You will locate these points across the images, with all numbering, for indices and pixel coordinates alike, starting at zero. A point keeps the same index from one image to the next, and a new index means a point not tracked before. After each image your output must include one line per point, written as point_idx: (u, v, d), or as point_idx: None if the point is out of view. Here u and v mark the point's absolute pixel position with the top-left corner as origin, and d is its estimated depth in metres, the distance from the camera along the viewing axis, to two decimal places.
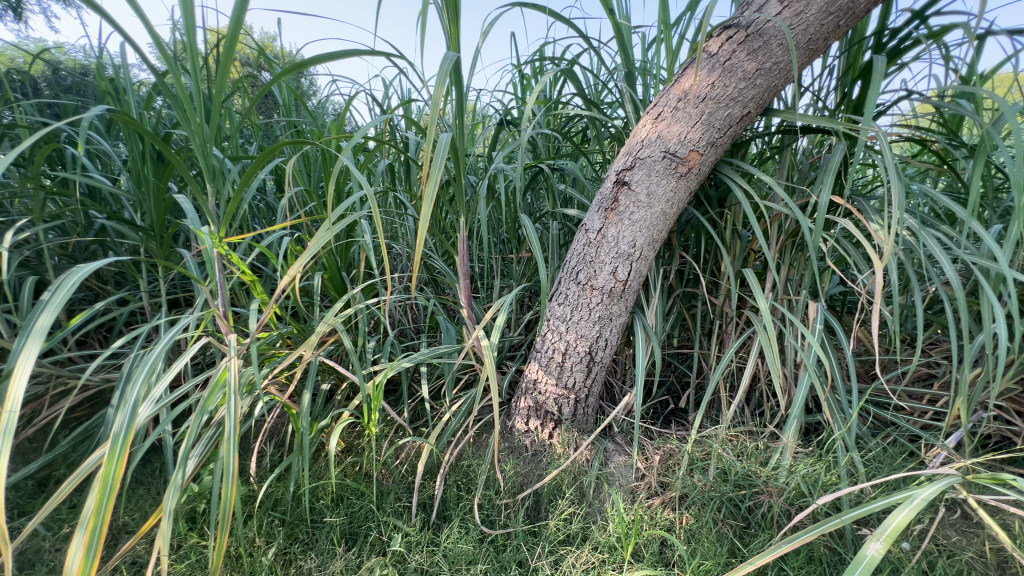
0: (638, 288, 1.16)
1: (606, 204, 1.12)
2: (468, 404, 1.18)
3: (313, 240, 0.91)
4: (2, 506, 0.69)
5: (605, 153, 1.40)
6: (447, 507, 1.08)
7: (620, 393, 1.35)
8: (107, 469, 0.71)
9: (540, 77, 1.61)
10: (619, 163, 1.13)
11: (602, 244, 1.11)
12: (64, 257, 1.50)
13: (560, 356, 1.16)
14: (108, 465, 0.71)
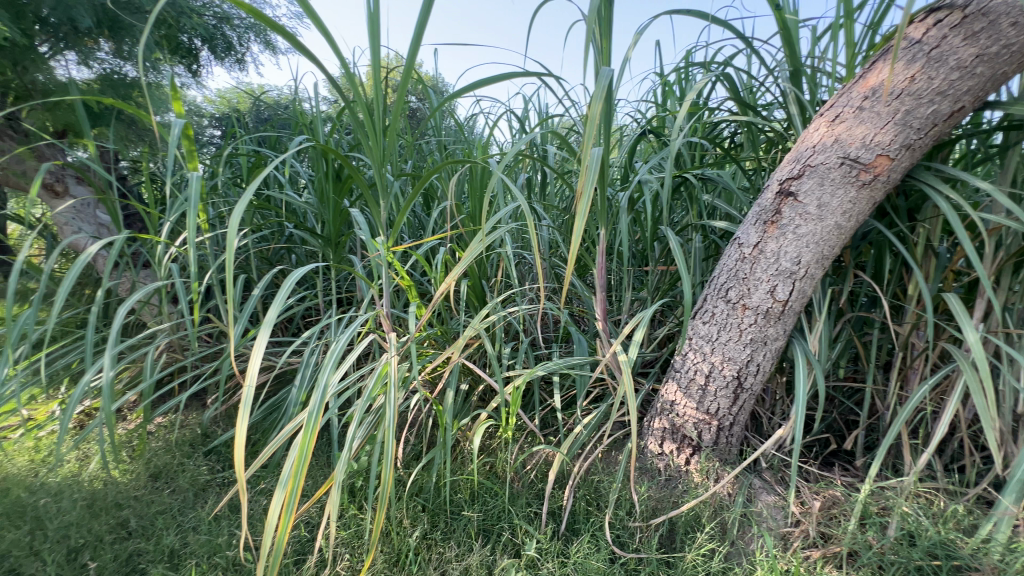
0: (799, 310, 1.04)
1: (765, 217, 1.03)
2: (598, 418, 1.17)
3: (467, 250, 0.98)
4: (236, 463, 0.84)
5: (762, 161, 1.28)
6: (577, 521, 1.08)
7: (768, 425, 1.22)
8: (303, 440, 0.85)
9: (686, 84, 1.55)
10: (784, 171, 1.02)
11: (758, 259, 1.02)
12: (264, 260, 1.83)
13: (703, 378, 1.09)
14: (304, 437, 0.85)
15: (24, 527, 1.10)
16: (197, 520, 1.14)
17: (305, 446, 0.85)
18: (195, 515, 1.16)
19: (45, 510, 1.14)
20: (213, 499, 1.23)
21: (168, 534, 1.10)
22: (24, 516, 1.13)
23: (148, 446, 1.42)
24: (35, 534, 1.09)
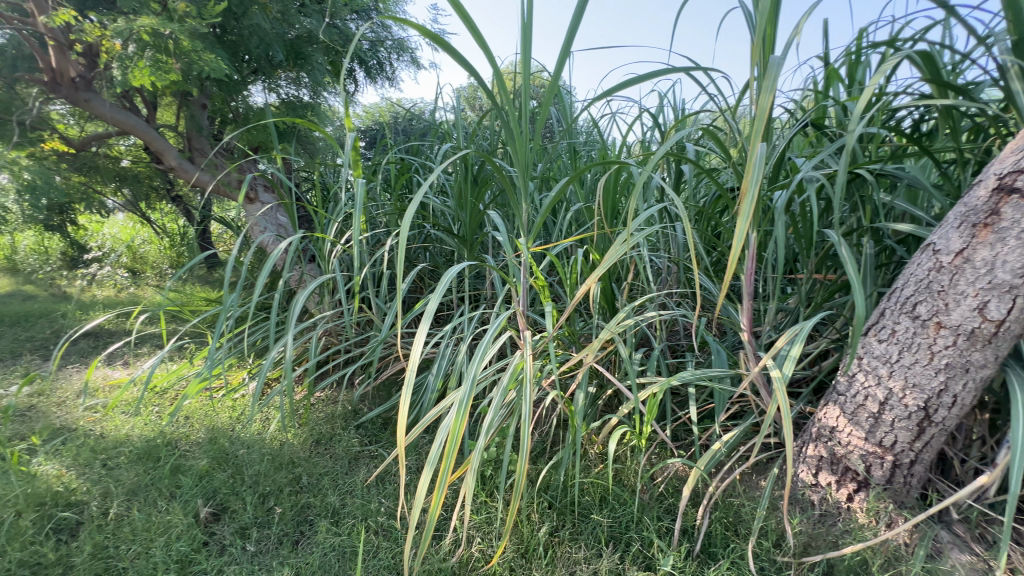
0: (1020, 333, 0.85)
1: (975, 219, 0.85)
2: (739, 436, 1.08)
3: (608, 253, 0.97)
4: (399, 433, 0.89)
5: (967, 152, 1.07)
6: (713, 544, 1.01)
7: (962, 470, 1.03)
8: (456, 424, 0.89)
9: (859, 66, 1.35)
10: (1004, 163, 0.84)
11: (961, 270, 0.86)
12: (407, 258, 2.02)
13: (876, 405, 0.95)
14: (457, 422, 0.89)
15: (227, 471, 1.34)
16: (353, 484, 1.29)
17: (456, 435, 0.89)
18: (352, 480, 1.31)
19: (242, 460, 1.38)
20: (365, 468, 1.37)
21: (331, 494, 1.25)
22: (227, 463, 1.38)
23: (310, 417, 1.65)
24: (235, 476, 1.32)
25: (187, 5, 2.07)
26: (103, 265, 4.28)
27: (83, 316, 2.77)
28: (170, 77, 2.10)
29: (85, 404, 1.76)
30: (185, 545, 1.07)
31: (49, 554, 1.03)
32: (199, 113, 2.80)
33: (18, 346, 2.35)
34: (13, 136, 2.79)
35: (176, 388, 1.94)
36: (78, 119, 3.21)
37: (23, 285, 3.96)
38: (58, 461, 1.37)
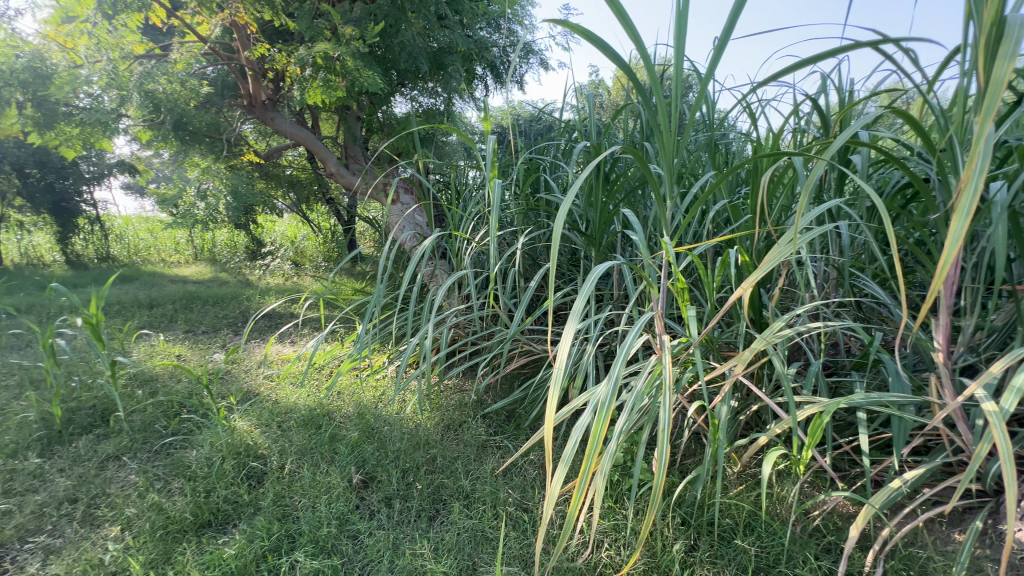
0: None
1: None
2: (925, 476, 0.91)
3: (771, 254, 0.88)
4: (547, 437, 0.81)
5: None
6: None
7: None
8: (598, 426, 0.85)
9: None
10: None
11: None
12: (534, 257, 2.07)
13: None
14: (599, 424, 0.85)
15: (373, 444, 1.49)
16: (483, 470, 1.36)
17: (597, 438, 0.84)
18: (481, 467, 1.37)
19: (385, 436, 1.53)
20: (493, 458, 1.44)
21: (464, 477, 1.33)
22: (372, 437, 1.54)
23: (441, 402, 1.77)
24: (380, 450, 1.46)
25: (353, 29, 2.36)
26: (274, 257, 5.08)
27: (262, 299, 3.31)
28: (337, 93, 2.41)
29: (264, 374, 2.10)
30: (342, 505, 1.22)
31: (244, 495, 1.24)
32: (355, 125, 3.19)
33: (218, 322, 2.89)
34: (220, 151, 3.44)
35: (331, 366, 2.22)
36: (263, 135, 3.84)
37: (219, 272, 4.87)
38: (249, 419, 1.65)
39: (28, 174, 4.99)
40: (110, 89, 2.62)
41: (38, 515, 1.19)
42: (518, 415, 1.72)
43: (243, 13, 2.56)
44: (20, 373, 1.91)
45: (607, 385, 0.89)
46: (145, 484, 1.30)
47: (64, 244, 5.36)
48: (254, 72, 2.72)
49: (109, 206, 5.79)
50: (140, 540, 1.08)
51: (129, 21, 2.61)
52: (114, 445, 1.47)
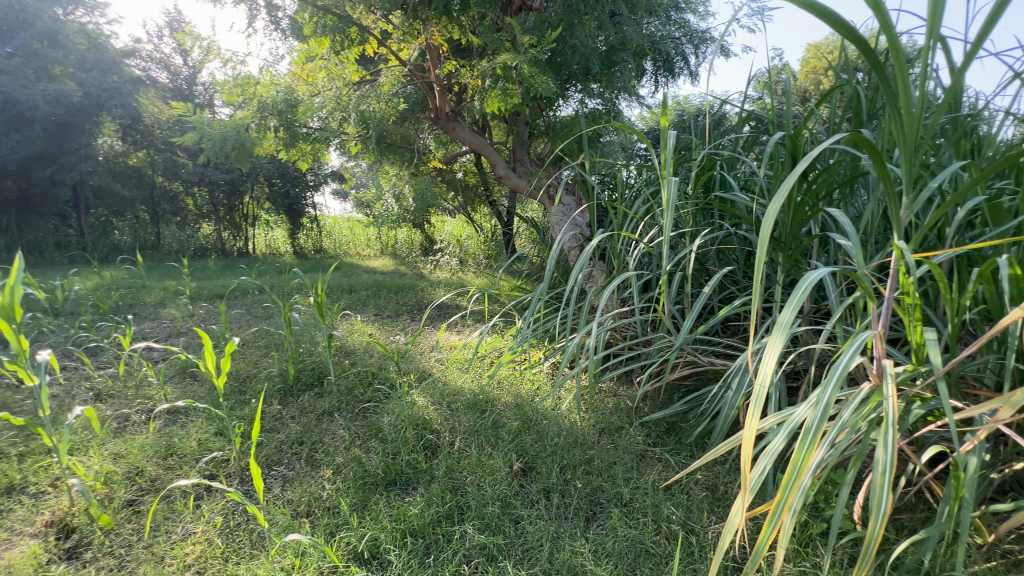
0: None
1: None
2: None
3: None
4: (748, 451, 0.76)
5: None
6: None
7: None
8: (798, 455, 0.73)
9: None
10: None
11: None
12: (706, 262, 1.94)
13: None
14: (800, 453, 0.73)
15: (532, 436, 1.55)
16: (644, 481, 1.33)
17: (797, 465, 0.74)
18: (642, 477, 1.34)
19: (543, 429, 1.57)
20: (654, 470, 1.39)
21: (623, 485, 1.31)
22: (531, 428, 1.60)
23: (596, 405, 1.75)
24: (539, 442, 1.51)
25: (531, 37, 2.48)
26: (443, 254, 5.64)
27: (435, 291, 3.70)
28: (513, 100, 2.56)
29: (436, 357, 2.33)
30: (505, 488, 1.29)
31: (422, 463, 1.39)
32: (523, 129, 3.37)
33: (400, 308, 3.32)
34: (409, 159, 3.93)
35: (491, 357, 2.36)
36: (442, 144, 4.29)
37: (399, 265, 5.59)
38: (427, 395, 1.86)
39: (273, 183, 6.37)
40: (334, 111, 3.19)
41: (279, 449, 1.50)
42: (679, 428, 1.63)
43: (437, 36, 2.90)
44: (267, 337, 2.44)
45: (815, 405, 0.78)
46: (349, 438, 1.54)
47: (292, 238, 6.72)
48: (442, 86, 3.04)
49: (324, 208, 7.08)
50: (347, 484, 1.29)
51: (352, 53, 3.14)
52: (327, 403, 1.78)
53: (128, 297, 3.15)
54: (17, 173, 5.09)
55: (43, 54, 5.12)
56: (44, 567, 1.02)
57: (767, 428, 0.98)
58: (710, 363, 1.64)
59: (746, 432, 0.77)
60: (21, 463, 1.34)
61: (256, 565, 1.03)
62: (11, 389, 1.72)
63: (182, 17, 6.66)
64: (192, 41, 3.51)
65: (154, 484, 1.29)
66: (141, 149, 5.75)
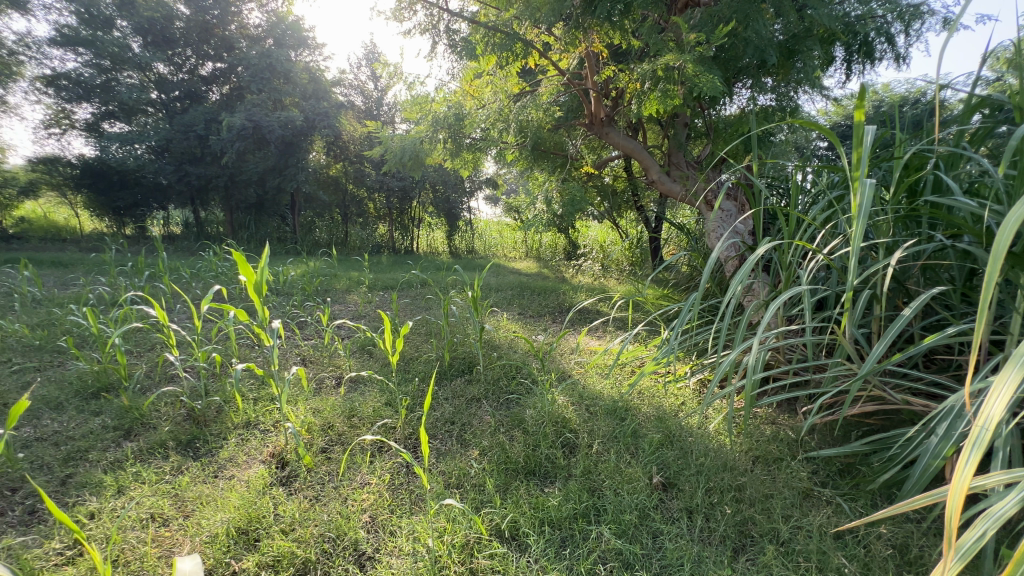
0: None
1: None
2: None
3: None
4: (956, 512, 0.61)
5: None
6: None
7: None
8: None
9: None
10: None
11: None
12: (907, 282, 1.62)
13: None
14: None
15: (674, 451, 1.48)
16: (807, 522, 1.18)
17: None
18: (806, 518, 1.19)
19: (687, 446, 1.49)
20: (821, 513, 1.22)
21: (781, 522, 1.18)
22: (674, 443, 1.53)
23: (749, 430, 1.60)
24: (682, 459, 1.44)
25: (698, 34, 2.36)
26: (585, 259, 5.67)
27: (576, 295, 3.74)
28: (673, 101, 2.46)
29: (576, 359, 2.36)
30: (644, 499, 1.26)
31: (560, 459, 1.43)
32: (681, 130, 3.22)
33: (543, 309, 3.43)
34: (560, 165, 4.04)
35: (633, 365, 2.31)
36: (593, 149, 4.31)
37: (542, 268, 5.77)
38: (568, 394, 1.90)
39: (437, 189, 7.11)
40: (495, 122, 3.44)
41: (435, 425, 1.68)
42: (856, 471, 1.40)
43: (597, 42, 2.93)
44: (427, 325, 2.74)
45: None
46: (494, 425, 1.66)
47: (449, 239, 7.40)
48: (598, 92, 3.06)
49: (477, 212, 7.67)
50: (492, 466, 1.39)
51: (515, 67, 3.34)
52: (476, 389, 1.93)
53: (324, 284, 3.81)
54: (257, 182, 6.53)
55: (280, 89, 6.50)
56: (269, 487, 1.30)
57: (991, 486, 0.77)
58: (905, 401, 1.38)
59: (955, 487, 0.63)
60: (257, 405, 1.73)
61: (416, 521, 1.17)
62: (250, 348, 2.22)
63: (375, 49, 7.83)
64: (383, 68, 4.11)
65: (341, 438, 1.56)
66: (339, 161, 6.90)
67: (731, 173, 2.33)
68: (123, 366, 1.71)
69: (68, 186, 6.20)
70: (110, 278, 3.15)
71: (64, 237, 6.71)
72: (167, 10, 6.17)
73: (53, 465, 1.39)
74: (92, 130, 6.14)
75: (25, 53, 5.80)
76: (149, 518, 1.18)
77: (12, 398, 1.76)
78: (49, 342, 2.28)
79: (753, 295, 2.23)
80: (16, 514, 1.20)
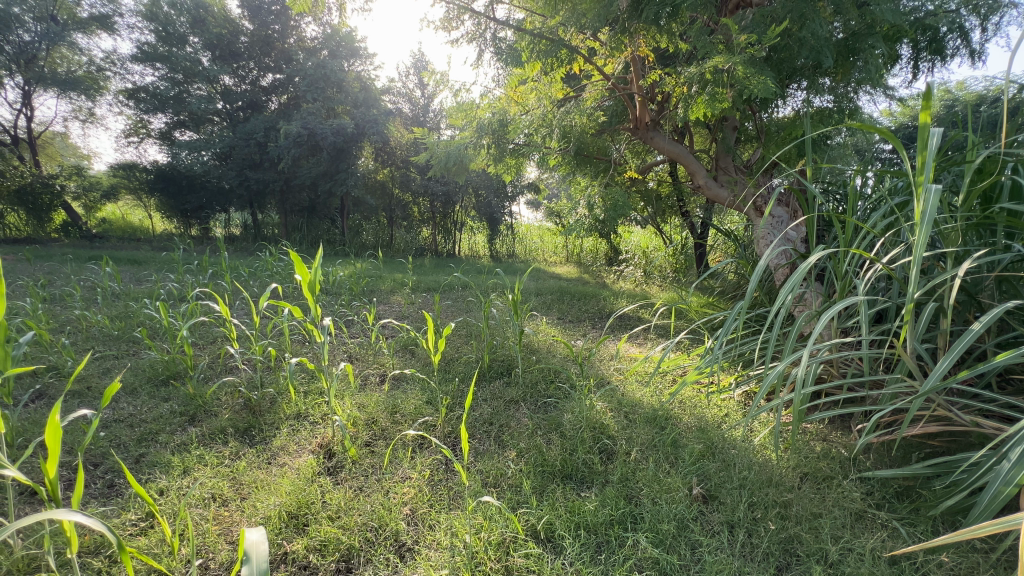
0: None
1: None
2: None
3: None
4: None
5: None
6: None
7: None
8: None
9: None
10: None
11: None
12: (976, 295, 1.51)
13: None
14: None
15: (716, 463, 1.44)
16: (859, 544, 1.12)
17: None
18: (857, 540, 1.13)
19: (730, 459, 1.45)
20: (875, 536, 1.16)
21: (830, 542, 1.13)
22: (716, 455, 1.49)
23: (798, 445, 1.53)
24: (724, 471, 1.40)
25: (749, 36, 2.30)
26: (627, 265, 5.59)
27: (617, 301, 3.70)
28: (722, 104, 2.41)
29: (615, 366, 2.33)
30: (684, 509, 1.24)
31: (598, 465, 1.43)
32: (731, 134, 3.13)
33: (582, 315, 3.41)
34: (603, 170, 4.01)
35: (674, 374, 2.26)
36: (637, 154, 4.25)
37: (583, 273, 5.74)
38: (606, 400, 1.89)
39: (480, 194, 7.22)
40: (539, 127, 3.47)
41: (473, 424, 1.71)
42: (917, 495, 1.31)
43: (644, 46, 2.90)
44: (468, 328, 2.78)
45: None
46: (532, 427, 1.67)
47: (490, 243, 7.49)
48: (643, 96, 3.03)
49: (518, 216, 7.71)
50: (529, 468, 1.41)
51: (559, 73, 3.36)
52: (514, 392, 1.95)
53: (370, 284, 3.95)
54: (310, 187, 6.86)
55: (333, 98, 6.81)
56: (317, 476, 1.37)
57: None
58: (974, 423, 1.28)
59: None
60: (307, 398, 1.82)
61: (454, 517, 1.21)
62: (301, 344, 2.34)
63: (423, 57, 8.06)
64: (430, 76, 4.22)
65: (384, 432, 1.62)
66: (386, 167, 7.12)
67: (783, 178, 2.24)
68: (189, 356, 1.84)
69: (144, 190, 6.75)
70: (178, 275, 3.40)
71: (139, 236, 7.30)
72: (234, 26, 6.71)
73: (128, 444, 1.52)
74: (165, 138, 6.75)
75: (110, 69, 6.34)
76: (210, 497, 1.28)
77: (95, 382, 1.94)
78: (125, 332, 2.49)
79: (804, 305, 2.14)
80: (98, 487, 1.33)
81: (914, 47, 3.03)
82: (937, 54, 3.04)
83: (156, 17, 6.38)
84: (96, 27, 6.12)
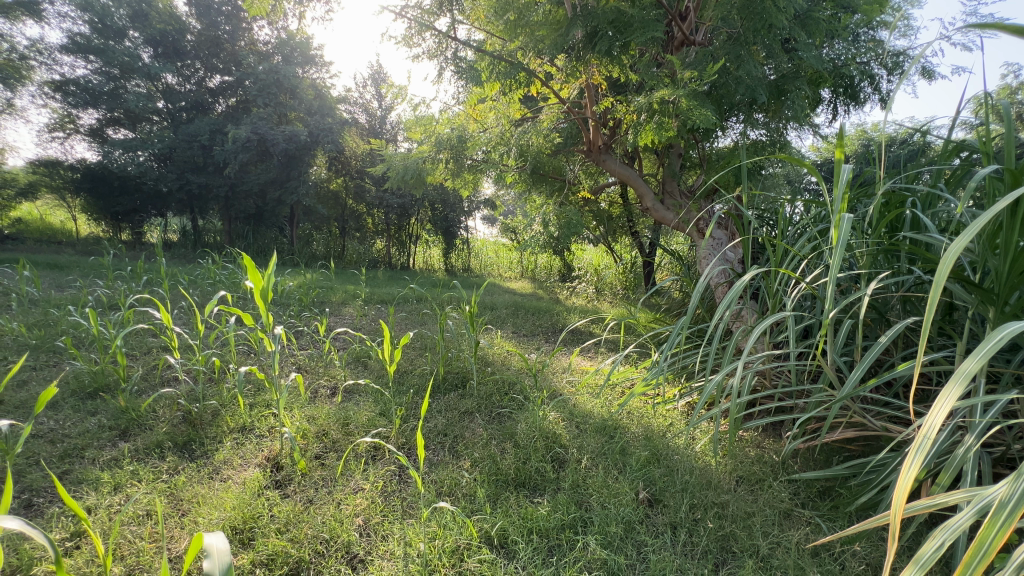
0: None
1: None
2: None
3: None
4: (904, 515, 0.63)
5: None
6: None
7: None
8: (987, 529, 0.57)
9: None
10: None
11: None
12: (885, 315, 1.69)
13: None
14: (989, 526, 0.57)
15: (661, 469, 1.52)
16: (786, 539, 1.23)
17: (985, 541, 0.57)
18: (784, 534, 1.24)
19: (673, 465, 1.54)
20: (799, 531, 1.27)
21: (761, 538, 1.23)
22: (660, 461, 1.58)
23: (735, 451, 1.64)
24: (668, 476, 1.49)
25: (692, 73, 2.49)
26: (580, 282, 5.76)
27: (569, 316, 3.81)
28: (668, 133, 2.59)
29: (567, 378, 2.40)
30: (630, 512, 1.30)
31: (550, 472, 1.47)
32: (676, 160, 3.34)
33: (536, 329, 3.48)
34: (558, 189, 4.15)
35: (623, 386, 2.35)
36: (591, 175, 4.42)
37: (537, 289, 5.84)
38: (559, 410, 1.93)
39: (436, 208, 7.20)
40: (497, 145, 3.54)
41: (428, 435, 1.71)
42: (836, 494, 1.45)
43: (598, 74, 3.05)
44: (423, 340, 2.77)
45: (1009, 484, 0.61)
46: (486, 437, 1.69)
47: (446, 257, 7.45)
48: (597, 121, 3.18)
49: (474, 231, 7.75)
50: (483, 477, 1.42)
51: (517, 94, 3.46)
52: (469, 403, 1.96)
53: (321, 296, 3.83)
54: (258, 194, 6.61)
55: (286, 104, 6.64)
56: (263, 489, 1.32)
57: (952, 504, 0.78)
58: (884, 428, 1.43)
59: (899, 494, 0.66)
60: (253, 411, 1.75)
61: (407, 526, 1.20)
62: (247, 355, 2.25)
63: (382, 70, 8.04)
64: (388, 89, 4.22)
65: (335, 445, 1.58)
66: (340, 176, 6.98)
67: (724, 203, 2.43)
68: (123, 367, 1.73)
69: (69, 189, 6.25)
70: (109, 282, 3.17)
71: (60, 239, 6.72)
72: (180, 24, 6.42)
73: (49, 461, 1.41)
74: (96, 135, 6.30)
75: (35, 58, 5.90)
76: (145, 515, 1.21)
77: (11, 395, 1.79)
78: (45, 341, 2.30)
79: (742, 321, 2.30)
80: (14, 506, 1.22)
81: (835, 91, 3.39)
82: (852, 99, 3.41)
83: (91, 7, 5.99)
84: (21, 12, 5.69)
